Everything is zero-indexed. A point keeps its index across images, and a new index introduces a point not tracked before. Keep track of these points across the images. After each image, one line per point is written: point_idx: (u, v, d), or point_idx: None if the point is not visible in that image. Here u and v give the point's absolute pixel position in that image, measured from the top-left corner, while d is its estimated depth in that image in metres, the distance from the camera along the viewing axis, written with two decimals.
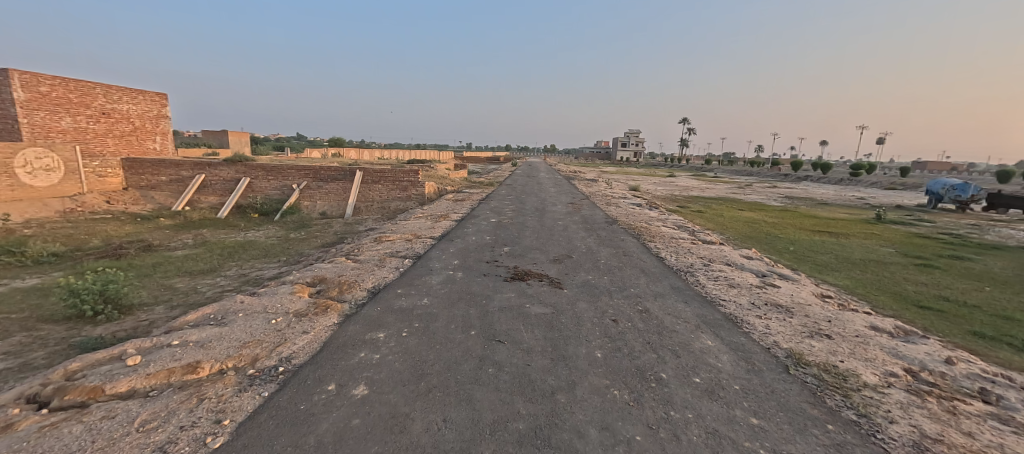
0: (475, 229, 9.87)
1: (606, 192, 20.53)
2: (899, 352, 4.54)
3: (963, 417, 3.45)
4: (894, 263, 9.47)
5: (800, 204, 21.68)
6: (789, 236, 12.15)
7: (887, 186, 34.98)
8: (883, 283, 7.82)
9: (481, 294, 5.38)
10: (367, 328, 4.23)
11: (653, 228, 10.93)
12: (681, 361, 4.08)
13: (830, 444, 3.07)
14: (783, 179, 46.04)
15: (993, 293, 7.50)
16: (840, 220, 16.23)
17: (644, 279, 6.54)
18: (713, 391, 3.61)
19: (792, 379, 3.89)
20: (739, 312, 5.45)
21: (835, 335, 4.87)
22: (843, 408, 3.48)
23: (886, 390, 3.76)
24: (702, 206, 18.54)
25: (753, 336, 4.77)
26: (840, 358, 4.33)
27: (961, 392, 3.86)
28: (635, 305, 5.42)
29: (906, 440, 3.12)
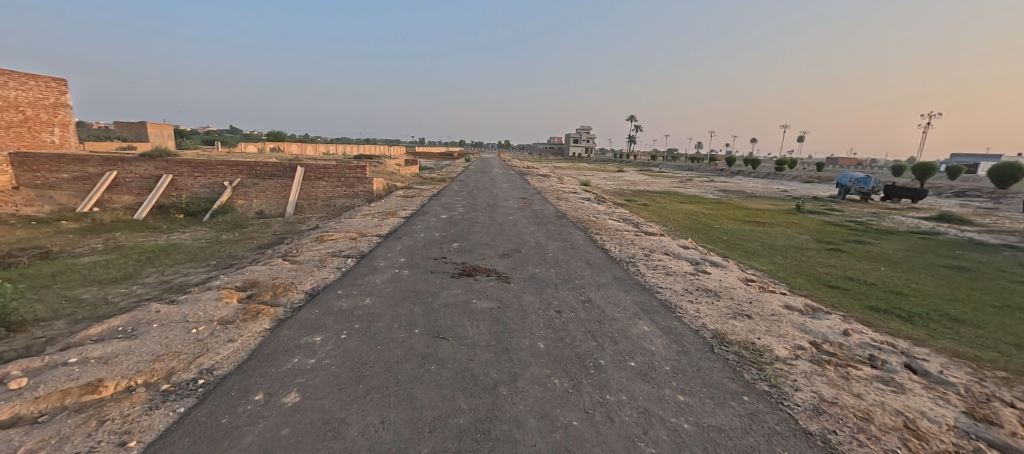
0: (424, 225, 9.66)
1: (557, 186, 20.89)
2: (807, 328, 5.05)
3: (854, 380, 3.92)
4: (810, 248, 10.46)
5: (733, 196, 23.42)
6: (722, 226, 13.03)
7: (807, 179, 38.63)
8: (799, 267, 8.64)
9: (427, 291, 5.28)
10: (302, 332, 4.02)
11: (600, 222, 11.28)
12: (620, 347, 4.27)
13: (744, 413, 3.35)
14: (719, 173, 49.38)
15: (887, 272, 8.55)
16: (766, 211, 17.75)
17: (589, 271, 6.75)
18: (646, 373, 3.82)
19: (716, 357, 4.21)
20: (674, 297, 5.82)
21: (754, 315, 5.34)
22: (757, 380, 3.82)
23: (793, 362, 4.17)
24: (646, 199, 19.39)
25: (685, 319, 5.11)
26: (758, 335, 4.75)
27: (855, 358, 4.38)
28: (579, 296, 5.58)
29: (808, 405, 3.49)
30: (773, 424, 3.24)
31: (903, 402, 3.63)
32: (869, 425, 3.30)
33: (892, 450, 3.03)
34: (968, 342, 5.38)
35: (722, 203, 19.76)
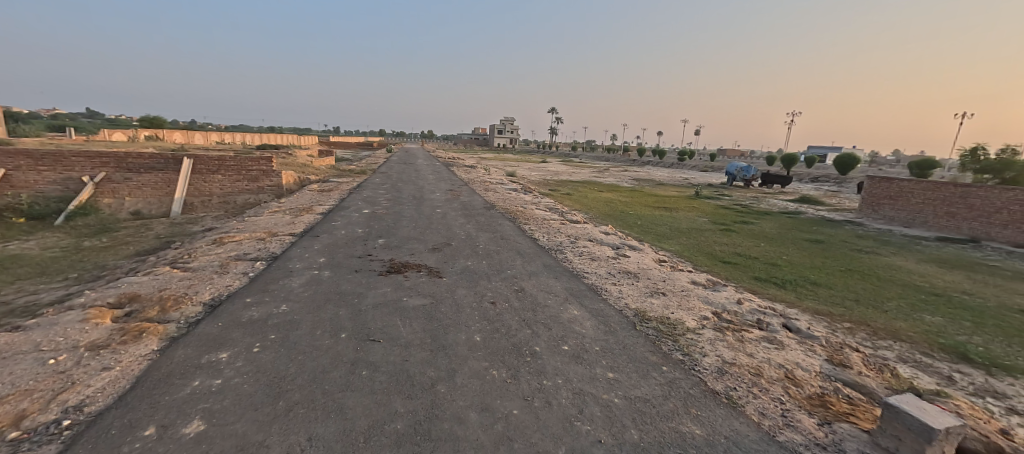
0: (344, 221, 9.01)
1: (483, 177, 20.84)
2: (709, 300, 5.60)
3: (749, 342, 4.45)
4: (710, 230, 11.65)
5: (645, 184, 25.30)
6: (637, 212, 13.98)
7: (704, 168, 43.05)
8: (702, 246, 9.58)
9: (352, 292, 4.92)
10: (203, 349, 3.51)
11: (527, 211, 11.47)
12: (553, 332, 4.37)
13: (665, 382, 3.63)
14: (631, 164, 52.95)
15: (767, 247, 9.85)
16: (673, 197, 19.44)
17: (520, 260, 6.81)
18: (579, 355, 3.96)
19: (637, 333, 4.50)
20: (599, 281, 6.11)
21: (668, 292, 5.81)
22: (674, 351, 4.16)
23: (700, 331, 4.61)
24: (568, 189, 20.15)
25: (610, 301, 5.38)
26: (671, 310, 5.17)
27: (750, 323, 4.98)
28: (511, 286, 5.60)
29: (713, 368, 3.89)
30: (688, 388, 3.56)
31: (787, 358, 4.22)
32: (762, 380, 3.78)
33: (780, 399, 3.52)
34: (825, 301, 6.43)
35: (636, 191, 21.25)
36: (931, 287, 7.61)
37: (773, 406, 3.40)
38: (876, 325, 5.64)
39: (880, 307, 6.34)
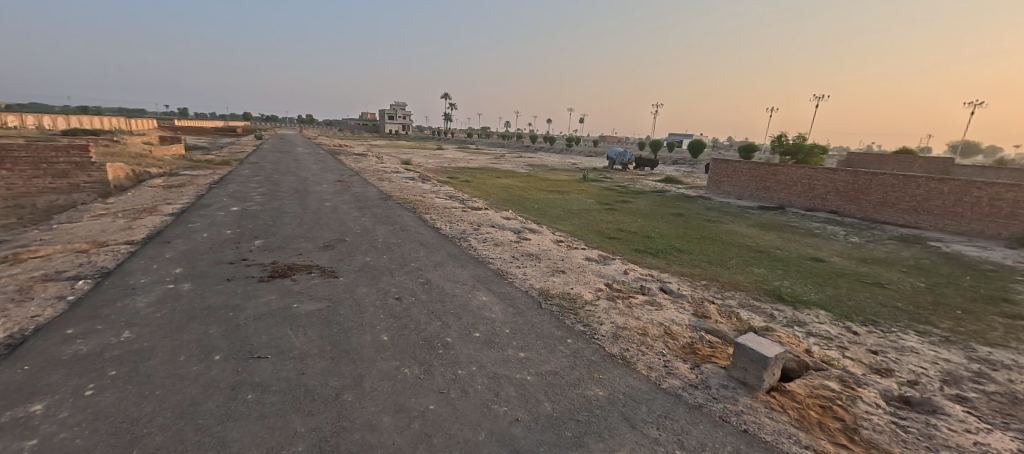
0: (208, 222, 7.69)
1: (376, 166, 19.65)
2: (602, 272, 6.32)
3: (635, 307, 5.19)
4: (599, 210, 12.58)
5: (540, 170, 26.31)
6: (533, 196, 14.51)
7: (591, 153, 46.44)
8: (592, 225, 10.33)
9: (225, 305, 4.23)
10: (5, 404, 2.68)
11: (427, 200, 11.11)
12: (464, 320, 4.32)
13: (571, 353, 3.93)
14: (527, 150, 54.74)
15: (644, 223, 11.01)
16: (565, 181, 20.56)
17: (423, 251, 6.57)
18: (491, 340, 3.96)
19: (543, 310, 4.80)
20: (504, 265, 6.19)
21: (567, 270, 6.20)
22: (575, 323, 4.55)
23: (596, 302, 5.18)
24: (467, 176, 20.05)
25: (516, 283, 5.51)
26: (571, 285, 5.63)
27: (634, 290, 5.79)
28: (416, 278, 5.37)
29: (609, 333, 4.41)
30: (590, 355, 3.94)
31: (665, 316, 5.00)
32: (647, 338, 4.40)
33: (662, 351, 4.15)
34: (687, 264, 7.50)
35: (532, 176, 21.99)
36: (753, 245, 9.44)
37: (657, 359, 3.99)
38: (723, 280, 6.80)
39: (724, 264, 7.67)
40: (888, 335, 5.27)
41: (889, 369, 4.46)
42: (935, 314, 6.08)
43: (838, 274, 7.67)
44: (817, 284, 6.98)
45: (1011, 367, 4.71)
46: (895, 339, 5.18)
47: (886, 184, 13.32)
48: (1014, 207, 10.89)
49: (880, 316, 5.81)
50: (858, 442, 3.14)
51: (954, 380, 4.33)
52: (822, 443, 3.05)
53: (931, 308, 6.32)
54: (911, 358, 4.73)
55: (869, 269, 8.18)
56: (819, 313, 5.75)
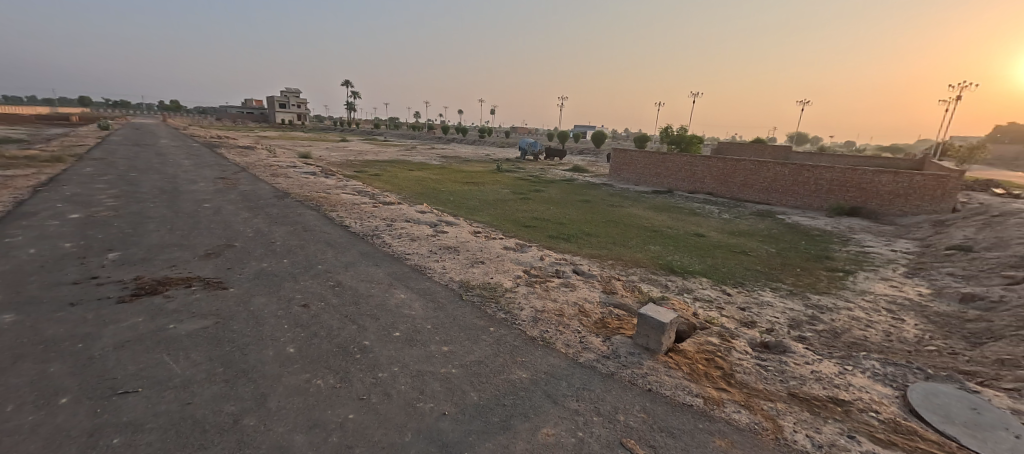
0: (42, 235, 6.23)
1: (268, 160, 17.68)
2: (519, 259, 6.43)
3: (552, 289, 5.38)
4: (514, 200, 12.79)
5: (453, 161, 25.95)
6: (448, 189, 14.27)
7: (503, 144, 47.07)
8: (508, 215, 10.46)
9: (74, 336, 3.47)
10: None
11: (332, 197, 10.30)
12: (382, 321, 4.08)
13: (494, 341, 3.93)
14: (438, 141, 53.62)
15: (556, 210, 11.44)
16: (479, 172, 20.54)
17: (331, 252, 6.07)
18: (412, 338, 3.81)
19: (464, 301, 4.75)
20: (421, 260, 5.99)
21: (485, 260, 6.20)
22: (497, 311, 4.58)
23: (515, 289, 5.26)
24: (376, 169, 19.02)
25: (435, 278, 5.37)
26: (491, 275, 5.64)
27: (550, 274, 6.01)
28: (325, 281, 4.94)
29: (529, 317, 4.50)
30: (513, 341, 3.98)
31: (579, 296, 5.25)
32: (564, 317, 4.60)
33: (577, 329, 4.35)
34: (595, 247, 7.96)
35: (446, 168, 21.60)
36: (647, 225, 10.35)
37: (574, 336, 4.18)
38: (626, 258, 7.35)
39: (626, 244, 8.30)
40: (751, 293, 6.18)
41: (753, 321, 5.23)
42: (784, 273, 7.29)
43: (714, 246, 8.78)
44: (700, 256, 7.91)
45: (831, 309, 5.85)
46: (756, 295, 6.09)
47: (749, 170, 15.56)
48: (830, 185, 13.81)
49: (746, 279, 6.79)
50: (734, 385, 3.64)
51: (796, 324, 5.23)
52: (707, 390, 3.49)
53: (781, 268, 7.56)
54: (768, 310, 5.61)
55: (736, 240, 9.51)
56: (701, 281, 6.51)
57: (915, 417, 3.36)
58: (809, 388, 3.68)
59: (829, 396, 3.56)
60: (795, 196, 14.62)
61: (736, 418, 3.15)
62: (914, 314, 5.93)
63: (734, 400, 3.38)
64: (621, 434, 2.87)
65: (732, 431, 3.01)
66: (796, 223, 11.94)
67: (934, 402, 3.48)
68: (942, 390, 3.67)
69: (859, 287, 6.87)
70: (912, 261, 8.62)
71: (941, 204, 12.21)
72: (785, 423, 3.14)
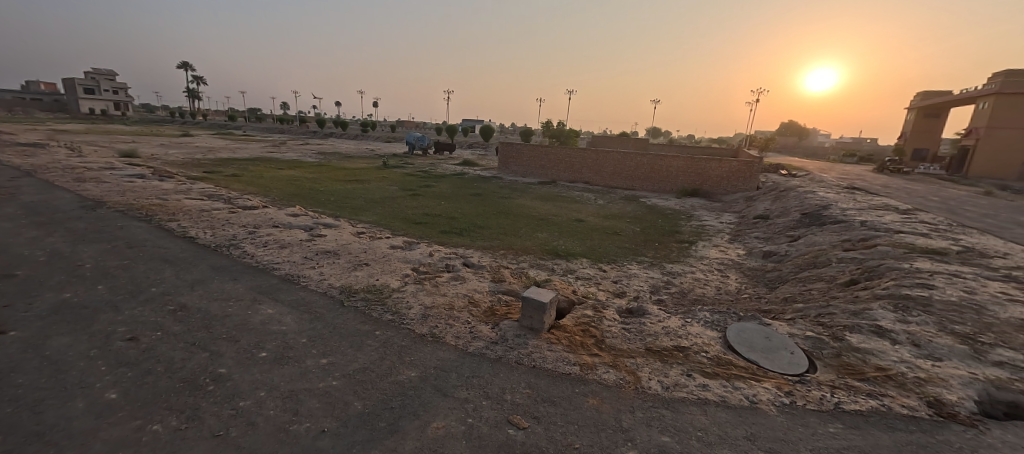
0: None
1: (76, 161, 14.09)
2: (407, 257, 6.26)
3: (441, 284, 5.37)
4: (402, 197, 12.34)
5: (330, 158, 23.93)
6: (326, 188, 13.12)
7: (388, 139, 44.92)
8: (396, 213, 10.06)
9: None
10: None
11: (174, 203, 8.68)
12: (243, 342, 3.62)
13: (380, 344, 3.79)
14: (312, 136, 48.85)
15: (447, 205, 11.36)
16: (360, 169, 19.30)
17: (173, 270, 5.14)
18: (283, 355, 3.47)
19: (346, 308, 4.47)
20: (294, 269, 5.44)
21: (370, 262, 5.90)
22: (383, 313, 4.41)
23: (403, 288, 5.12)
24: (234, 168, 16.56)
25: (311, 286, 4.94)
26: (376, 276, 5.39)
27: (440, 269, 5.97)
28: (165, 307, 4.18)
29: (417, 315, 4.43)
30: (400, 341, 3.89)
31: (468, 288, 5.34)
32: (454, 311, 4.63)
33: (467, 320, 4.43)
34: (487, 239, 8.14)
35: (322, 165, 19.82)
36: (534, 214, 10.93)
37: (463, 327, 4.25)
38: (516, 247, 7.68)
39: (515, 234, 8.66)
40: (622, 267, 7.02)
41: (622, 291, 5.96)
42: (648, 248, 8.42)
43: (592, 229, 9.68)
44: (581, 239, 8.67)
45: (682, 273, 6.96)
46: (625, 269, 6.93)
47: (617, 160, 17.41)
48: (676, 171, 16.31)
49: (618, 256, 7.66)
50: (604, 349, 4.11)
51: (655, 289, 6.11)
52: (582, 357, 3.87)
53: (646, 244, 8.71)
54: (635, 280, 6.45)
55: (609, 222, 10.63)
56: (582, 261, 7.15)
57: (732, 350, 4.19)
58: (661, 340, 4.33)
59: (674, 345, 4.22)
60: (653, 181, 16.83)
61: (605, 377, 3.57)
62: (736, 271, 7.39)
63: (604, 362, 3.81)
64: (507, 413, 3.02)
65: (602, 390, 3.40)
66: (654, 205, 13.77)
67: (743, 337, 4.37)
68: (748, 326, 4.60)
69: (700, 254, 8.29)
70: (733, 229, 10.70)
71: (751, 183, 15.30)
72: (642, 374, 3.66)
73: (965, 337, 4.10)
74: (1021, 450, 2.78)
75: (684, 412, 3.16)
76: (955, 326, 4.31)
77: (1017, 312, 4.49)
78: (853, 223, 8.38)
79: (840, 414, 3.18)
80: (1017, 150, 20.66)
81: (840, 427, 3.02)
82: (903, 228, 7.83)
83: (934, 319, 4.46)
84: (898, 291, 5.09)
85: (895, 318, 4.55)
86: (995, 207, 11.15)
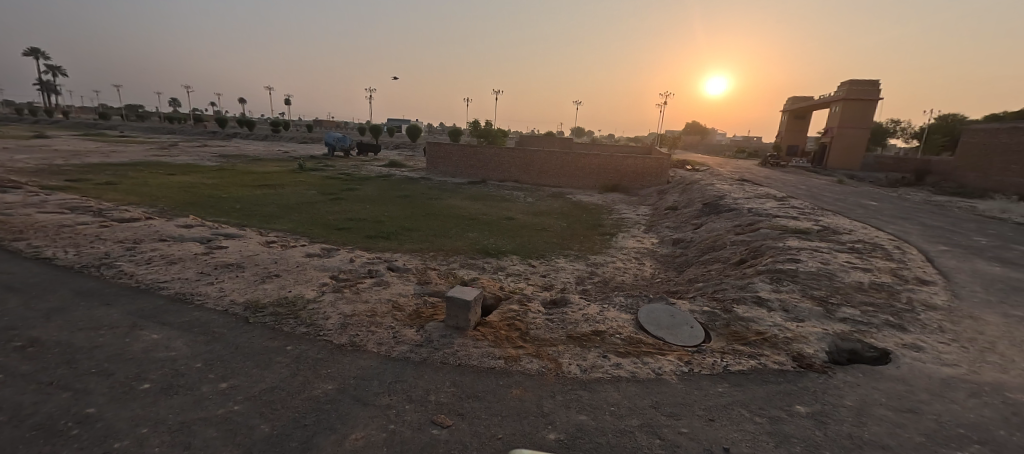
0: None
1: None
2: (325, 265, 5.93)
3: (363, 291, 5.16)
4: (319, 201, 11.60)
5: (235, 161, 21.70)
6: (229, 194, 11.90)
7: (303, 140, 41.84)
8: (314, 218, 9.44)
9: None
10: None
11: (26, 219, 7.30)
12: (119, 376, 3.18)
13: (291, 360, 3.57)
14: (212, 137, 43.92)
15: (372, 209, 10.89)
16: (271, 172, 17.76)
17: (24, 299, 4.34)
18: (171, 385, 3.13)
19: (252, 325, 4.13)
20: (188, 287, 4.89)
21: (281, 273, 5.49)
22: (296, 327, 4.14)
23: (320, 298, 4.84)
24: (109, 175, 14.33)
25: (208, 305, 4.48)
26: (288, 288, 5.04)
27: (362, 275, 5.74)
28: (11, 344, 3.53)
29: (335, 325, 4.23)
30: (316, 354, 3.69)
31: (392, 292, 5.19)
32: (376, 317, 4.49)
33: (390, 325, 4.32)
34: (415, 241, 7.96)
35: (224, 169, 17.91)
36: (464, 214, 10.89)
37: (386, 333, 4.14)
38: (446, 248, 7.62)
39: (445, 235, 8.59)
40: (550, 262, 7.30)
41: (550, 284, 6.22)
42: (573, 242, 8.84)
43: (521, 227, 9.91)
44: (510, 237, 8.84)
45: (604, 263, 7.42)
46: (552, 263, 7.22)
47: (543, 159, 17.96)
48: (598, 167, 17.27)
49: (546, 251, 7.95)
50: (529, 340, 4.26)
51: (579, 280, 6.46)
52: (507, 351, 3.97)
53: (572, 238, 9.12)
54: (562, 272, 6.75)
55: (537, 219, 10.95)
56: (511, 258, 7.30)
57: (642, 330, 4.57)
58: (582, 327, 4.60)
59: (592, 330, 4.51)
60: (577, 178, 17.64)
61: (529, 367, 3.71)
62: (651, 258, 8.06)
63: (528, 353, 3.96)
64: (432, 413, 3.03)
65: (526, 379, 3.53)
66: (579, 201, 14.44)
67: (652, 316, 4.79)
68: (657, 306, 5.05)
69: (620, 244, 8.90)
70: (648, 221, 11.60)
71: (662, 178, 16.73)
72: (563, 360, 3.86)
73: (821, 300, 4.92)
74: (857, 388, 3.42)
75: (599, 391, 3.40)
76: (814, 292, 5.13)
77: (858, 276, 5.47)
78: (743, 210, 9.56)
79: (728, 375, 3.64)
80: (859, 146, 25.12)
81: (728, 387, 3.46)
82: (780, 213, 9.10)
83: (800, 287, 5.28)
84: (774, 266, 5.93)
85: (771, 289, 5.30)
86: (848, 193, 13.40)
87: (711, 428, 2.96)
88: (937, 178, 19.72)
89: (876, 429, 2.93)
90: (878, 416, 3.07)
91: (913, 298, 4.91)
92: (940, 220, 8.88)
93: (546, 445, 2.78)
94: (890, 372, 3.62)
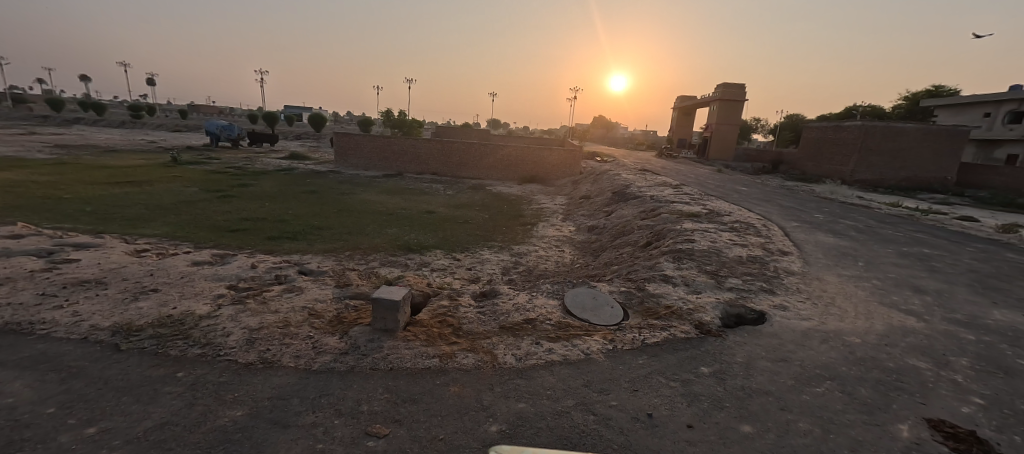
0: None
1: None
2: (218, 274, 5.16)
3: (270, 300, 4.61)
4: (202, 199, 10.04)
5: (78, 153, 17.71)
6: (73, 195, 9.67)
7: (174, 128, 35.79)
8: (198, 220, 8.13)
9: None
10: None
11: None
12: None
13: (185, 390, 3.05)
14: (42, 123, 35.34)
15: (271, 207, 9.74)
16: (133, 166, 14.87)
17: None
18: (12, 441, 2.46)
19: (126, 353, 3.43)
20: (27, 313, 3.89)
21: (160, 287, 4.64)
22: (187, 349, 3.55)
23: (216, 312, 4.21)
24: None
25: (59, 334, 3.61)
26: (172, 304, 4.29)
27: (267, 282, 5.12)
28: None
29: (240, 342, 3.72)
30: (216, 378, 3.21)
31: (306, 299, 4.72)
32: (290, 327, 4.06)
33: (306, 335, 3.93)
34: (328, 241, 7.32)
35: (63, 163, 14.52)
36: (381, 209, 10.31)
37: (303, 344, 3.76)
38: (365, 246, 7.14)
39: (362, 232, 8.03)
40: (475, 254, 7.27)
41: (477, 276, 6.20)
42: (497, 233, 8.92)
43: (444, 220, 9.71)
44: (433, 231, 8.60)
45: (527, 253, 7.62)
46: (477, 255, 7.19)
47: (461, 151, 17.75)
48: (514, 159, 17.58)
49: (471, 244, 7.90)
50: (462, 336, 4.21)
51: (505, 270, 6.55)
52: (441, 348, 3.89)
53: (495, 230, 9.20)
54: (487, 264, 6.78)
55: (459, 212, 10.81)
56: (437, 253, 7.12)
57: (570, 314, 4.81)
58: (513, 316, 4.68)
59: (523, 319, 4.62)
60: (495, 170, 17.76)
61: (464, 362, 3.68)
62: (570, 245, 8.50)
63: (462, 348, 3.92)
64: (365, 425, 2.83)
65: (462, 375, 3.49)
66: (499, 192, 14.61)
67: (577, 300, 5.06)
68: (580, 290, 5.34)
69: (541, 233, 9.20)
70: (565, 210, 12.18)
71: (574, 169, 17.64)
72: (498, 351, 3.90)
73: (713, 274, 5.65)
74: (745, 345, 4.03)
75: (535, 377, 3.51)
76: (708, 267, 5.88)
77: (738, 251, 6.39)
78: (646, 197, 10.52)
79: (646, 348, 4.02)
80: (730, 139, 29.18)
81: (646, 358, 3.82)
82: (676, 199, 10.21)
83: (697, 263, 6.01)
84: (675, 247, 6.66)
85: (674, 267, 5.94)
86: (725, 180, 15.56)
87: (636, 398, 3.24)
88: (785, 166, 23.90)
89: (760, 378, 3.48)
90: (762, 367, 3.65)
91: (778, 267, 5.91)
92: (792, 201, 10.80)
93: (489, 438, 2.78)
94: (767, 330, 4.31)
